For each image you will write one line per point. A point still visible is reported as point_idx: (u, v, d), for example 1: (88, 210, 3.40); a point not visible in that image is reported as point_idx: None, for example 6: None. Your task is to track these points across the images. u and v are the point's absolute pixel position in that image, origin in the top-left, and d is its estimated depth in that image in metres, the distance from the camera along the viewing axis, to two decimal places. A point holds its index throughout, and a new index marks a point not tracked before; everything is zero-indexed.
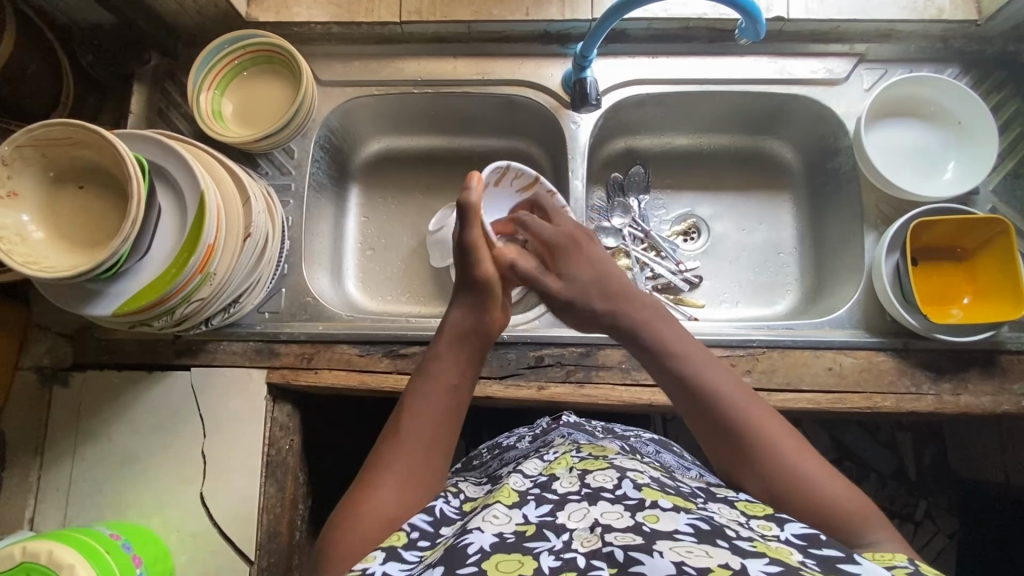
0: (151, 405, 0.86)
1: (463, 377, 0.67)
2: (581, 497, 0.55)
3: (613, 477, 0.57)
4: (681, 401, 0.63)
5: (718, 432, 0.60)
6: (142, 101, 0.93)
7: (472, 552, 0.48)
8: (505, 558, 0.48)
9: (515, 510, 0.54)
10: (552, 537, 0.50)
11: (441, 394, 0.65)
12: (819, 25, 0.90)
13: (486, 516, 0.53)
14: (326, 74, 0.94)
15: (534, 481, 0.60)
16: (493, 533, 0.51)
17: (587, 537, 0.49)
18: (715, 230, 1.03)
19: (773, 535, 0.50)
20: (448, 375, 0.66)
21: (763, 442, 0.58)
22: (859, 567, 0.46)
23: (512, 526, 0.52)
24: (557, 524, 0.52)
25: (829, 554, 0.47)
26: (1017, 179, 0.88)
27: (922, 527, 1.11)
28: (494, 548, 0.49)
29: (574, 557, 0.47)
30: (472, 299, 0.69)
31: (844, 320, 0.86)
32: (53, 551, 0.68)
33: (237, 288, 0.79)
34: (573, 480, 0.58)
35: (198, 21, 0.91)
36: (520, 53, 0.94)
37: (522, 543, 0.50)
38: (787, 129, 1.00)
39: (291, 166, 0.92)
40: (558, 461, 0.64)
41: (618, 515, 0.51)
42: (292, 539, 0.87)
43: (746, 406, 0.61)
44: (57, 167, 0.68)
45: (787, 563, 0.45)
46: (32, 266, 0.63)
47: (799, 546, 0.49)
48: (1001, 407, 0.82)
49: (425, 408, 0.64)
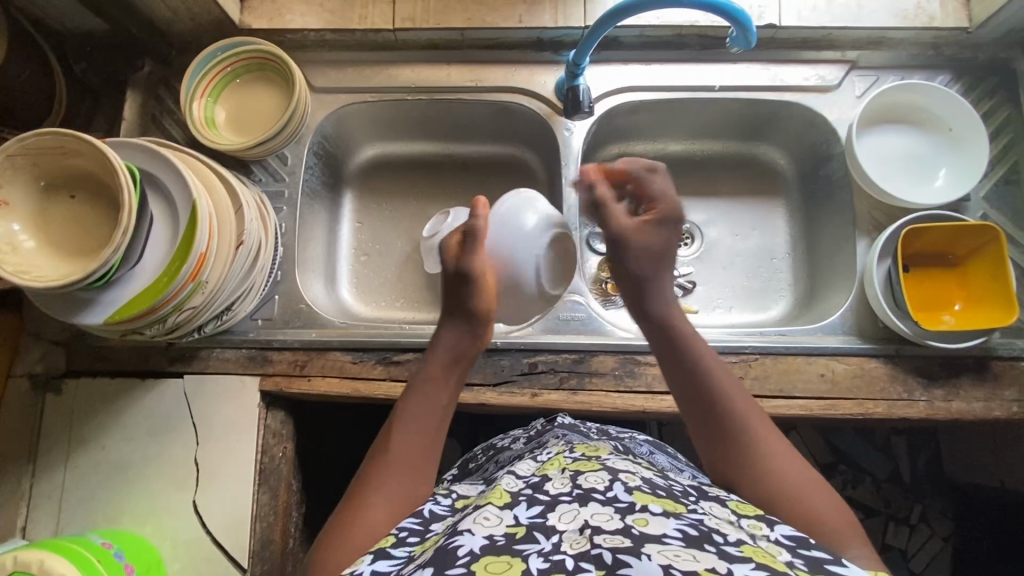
0: (144, 412, 0.85)
1: (452, 399, 0.69)
2: (573, 498, 0.55)
3: (604, 478, 0.57)
4: (684, 394, 0.66)
5: (717, 427, 0.63)
6: (136, 107, 0.93)
7: (461, 554, 0.48)
8: (495, 560, 0.48)
9: (506, 512, 0.54)
10: (541, 539, 0.50)
11: (434, 412, 0.67)
12: (811, 32, 0.90)
13: (477, 518, 0.53)
14: (320, 81, 0.94)
15: (526, 482, 0.60)
16: (483, 535, 0.51)
17: (576, 539, 0.49)
18: (708, 235, 1.03)
19: (762, 536, 0.51)
20: (441, 396, 0.68)
21: (757, 445, 0.60)
22: (845, 568, 0.47)
23: (503, 527, 0.52)
24: (547, 526, 0.52)
25: (817, 555, 0.48)
26: (1007, 185, 0.89)
27: (917, 531, 1.11)
28: (484, 550, 0.49)
29: (563, 559, 0.47)
30: (462, 325, 0.71)
31: (837, 326, 0.86)
32: (44, 560, 0.67)
33: (230, 295, 0.79)
34: (565, 481, 0.58)
35: (191, 28, 0.91)
36: (514, 60, 0.94)
37: (512, 546, 0.50)
38: (780, 134, 1.00)
39: (284, 173, 0.92)
40: (550, 462, 0.63)
41: (607, 517, 0.51)
42: (287, 546, 0.87)
43: (748, 411, 0.63)
44: (49, 176, 0.68)
45: (773, 567, 0.45)
46: (23, 276, 0.63)
47: (788, 547, 0.50)
48: (993, 413, 0.82)
49: (411, 425, 0.65)
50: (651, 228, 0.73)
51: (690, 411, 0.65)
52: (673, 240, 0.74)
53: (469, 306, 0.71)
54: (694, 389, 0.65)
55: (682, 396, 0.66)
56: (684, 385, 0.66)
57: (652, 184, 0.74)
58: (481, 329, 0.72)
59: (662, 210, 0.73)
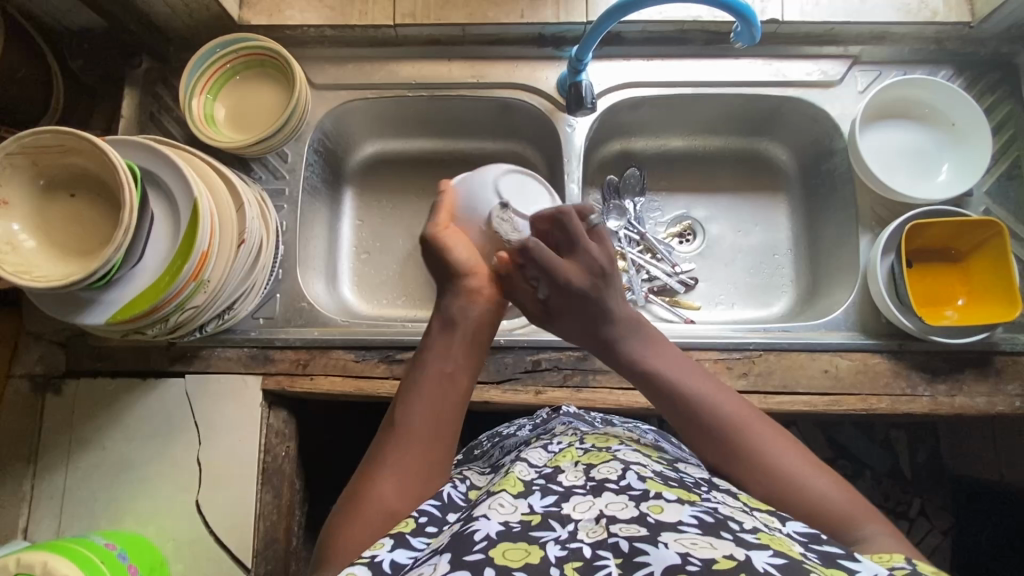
0: (146, 412, 0.85)
1: (462, 366, 0.65)
2: (587, 489, 0.54)
3: (617, 468, 0.57)
4: (663, 407, 0.65)
5: (703, 433, 0.62)
6: (134, 104, 0.92)
7: (478, 539, 0.48)
8: (512, 547, 0.48)
9: (520, 501, 0.54)
10: (558, 527, 0.50)
11: (438, 380, 0.63)
12: (814, 27, 0.90)
13: (492, 504, 0.53)
14: (320, 78, 0.93)
15: (539, 472, 0.60)
16: (499, 522, 0.51)
17: (593, 529, 0.49)
18: (710, 232, 1.03)
19: (775, 528, 0.51)
20: (445, 365, 0.64)
21: (747, 439, 0.60)
22: (857, 564, 0.46)
23: (518, 515, 0.52)
24: (563, 514, 0.52)
25: (830, 551, 0.48)
26: (1010, 180, 0.89)
27: (917, 525, 1.11)
28: (500, 536, 0.49)
29: (580, 547, 0.47)
30: (459, 287, 0.68)
31: (839, 322, 0.86)
32: (48, 563, 0.67)
33: (233, 293, 0.79)
34: (577, 474, 0.58)
35: (189, 23, 0.90)
36: (515, 56, 0.94)
37: (528, 533, 0.49)
38: (782, 130, 1.00)
39: (285, 170, 0.92)
40: (562, 454, 0.63)
41: (622, 506, 0.51)
42: (291, 545, 0.87)
43: (717, 406, 0.63)
44: (49, 175, 0.67)
45: (791, 555, 0.45)
46: (25, 276, 0.62)
47: (801, 542, 0.49)
48: (996, 408, 0.82)
49: (417, 396, 0.63)
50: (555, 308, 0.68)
51: (678, 425, 0.64)
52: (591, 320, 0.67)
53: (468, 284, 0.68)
54: (667, 402, 0.64)
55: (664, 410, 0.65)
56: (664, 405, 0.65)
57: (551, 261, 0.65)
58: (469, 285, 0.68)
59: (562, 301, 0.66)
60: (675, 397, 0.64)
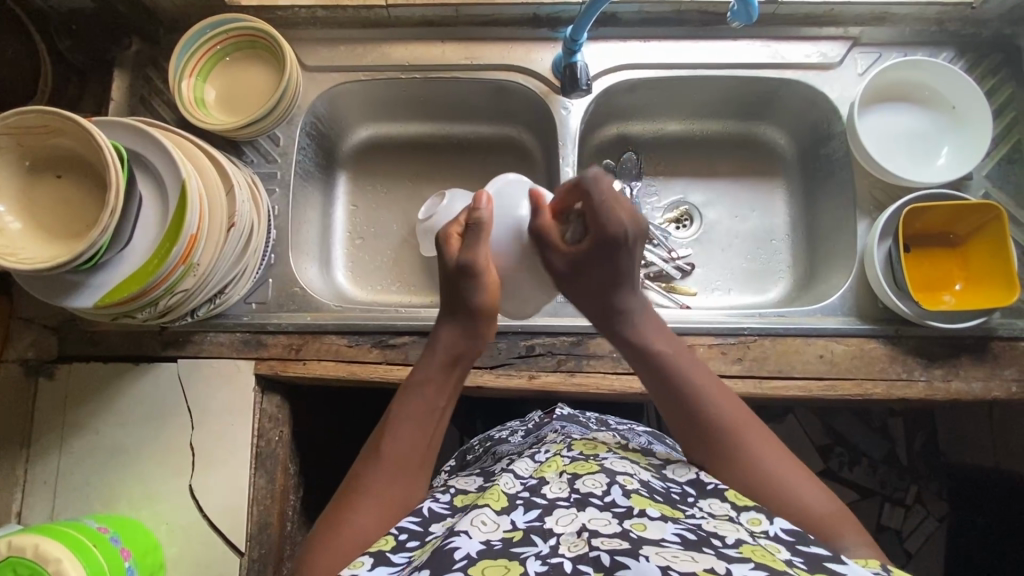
0: (139, 396, 0.85)
1: (449, 400, 0.67)
2: (570, 502, 0.54)
3: (602, 482, 0.56)
4: (664, 396, 0.65)
5: (696, 422, 0.62)
6: (124, 87, 0.91)
7: (458, 557, 0.48)
8: (492, 564, 0.47)
9: (503, 517, 0.54)
10: (539, 542, 0.50)
11: (430, 412, 0.65)
12: (813, 8, 0.89)
13: (474, 520, 0.53)
14: (311, 60, 0.92)
15: (523, 484, 0.59)
16: (480, 540, 0.50)
17: (574, 542, 0.49)
18: (707, 217, 1.02)
19: (762, 531, 0.52)
20: (437, 399, 0.66)
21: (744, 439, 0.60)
22: (844, 567, 0.47)
23: (500, 533, 0.52)
24: (545, 529, 0.52)
25: (818, 553, 0.49)
26: (1010, 164, 0.88)
27: (913, 512, 1.11)
28: (481, 554, 0.48)
29: (561, 562, 0.47)
30: (464, 323, 0.69)
31: (836, 308, 0.85)
32: (39, 545, 0.67)
33: (222, 279, 0.78)
34: (563, 484, 0.58)
35: (178, 4, 0.89)
36: (510, 37, 0.92)
37: (509, 549, 0.49)
38: (780, 113, 0.99)
39: (277, 154, 0.91)
40: (548, 464, 0.63)
41: (605, 522, 0.51)
42: (284, 530, 0.87)
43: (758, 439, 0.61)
44: (34, 156, 0.66)
45: (773, 567, 0.45)
46: (9, 258, 0.62)
47: (787, 544, 0.50)
48: (991, 393, 0.81)
49: (406, 423, 0.63)
50: (585, 251, 0.67)
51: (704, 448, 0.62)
52: (620, 265, 0.67)
53: (473, 303, 0.68)
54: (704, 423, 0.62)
55: (655, 390, 0.66)
56: (699, 431, 0.62)
57: (599, 203, 0.67)
58: (483, 325, 0.69)
59: (600, 234, 0.66)
60: (672, 379, 0.65)
